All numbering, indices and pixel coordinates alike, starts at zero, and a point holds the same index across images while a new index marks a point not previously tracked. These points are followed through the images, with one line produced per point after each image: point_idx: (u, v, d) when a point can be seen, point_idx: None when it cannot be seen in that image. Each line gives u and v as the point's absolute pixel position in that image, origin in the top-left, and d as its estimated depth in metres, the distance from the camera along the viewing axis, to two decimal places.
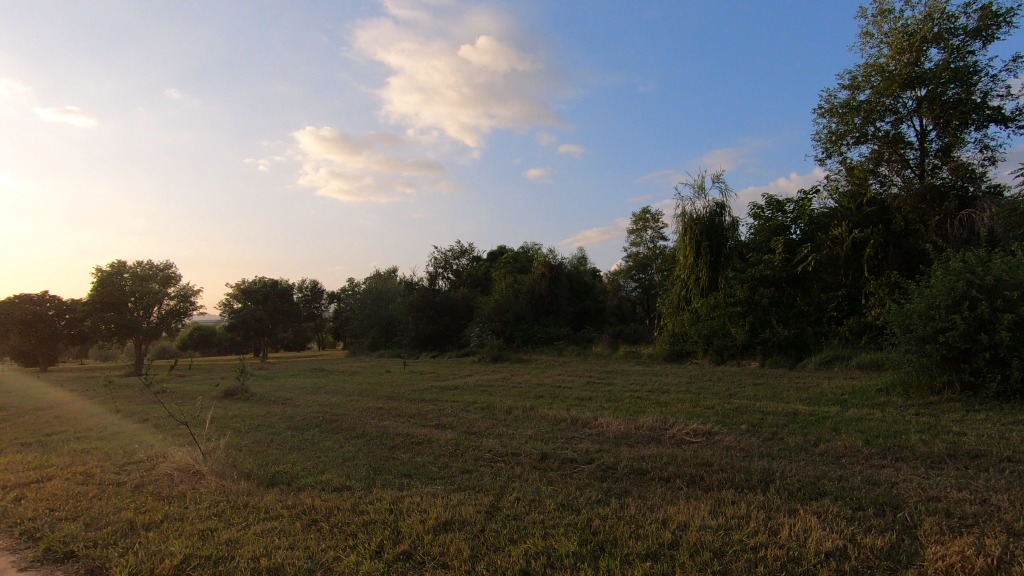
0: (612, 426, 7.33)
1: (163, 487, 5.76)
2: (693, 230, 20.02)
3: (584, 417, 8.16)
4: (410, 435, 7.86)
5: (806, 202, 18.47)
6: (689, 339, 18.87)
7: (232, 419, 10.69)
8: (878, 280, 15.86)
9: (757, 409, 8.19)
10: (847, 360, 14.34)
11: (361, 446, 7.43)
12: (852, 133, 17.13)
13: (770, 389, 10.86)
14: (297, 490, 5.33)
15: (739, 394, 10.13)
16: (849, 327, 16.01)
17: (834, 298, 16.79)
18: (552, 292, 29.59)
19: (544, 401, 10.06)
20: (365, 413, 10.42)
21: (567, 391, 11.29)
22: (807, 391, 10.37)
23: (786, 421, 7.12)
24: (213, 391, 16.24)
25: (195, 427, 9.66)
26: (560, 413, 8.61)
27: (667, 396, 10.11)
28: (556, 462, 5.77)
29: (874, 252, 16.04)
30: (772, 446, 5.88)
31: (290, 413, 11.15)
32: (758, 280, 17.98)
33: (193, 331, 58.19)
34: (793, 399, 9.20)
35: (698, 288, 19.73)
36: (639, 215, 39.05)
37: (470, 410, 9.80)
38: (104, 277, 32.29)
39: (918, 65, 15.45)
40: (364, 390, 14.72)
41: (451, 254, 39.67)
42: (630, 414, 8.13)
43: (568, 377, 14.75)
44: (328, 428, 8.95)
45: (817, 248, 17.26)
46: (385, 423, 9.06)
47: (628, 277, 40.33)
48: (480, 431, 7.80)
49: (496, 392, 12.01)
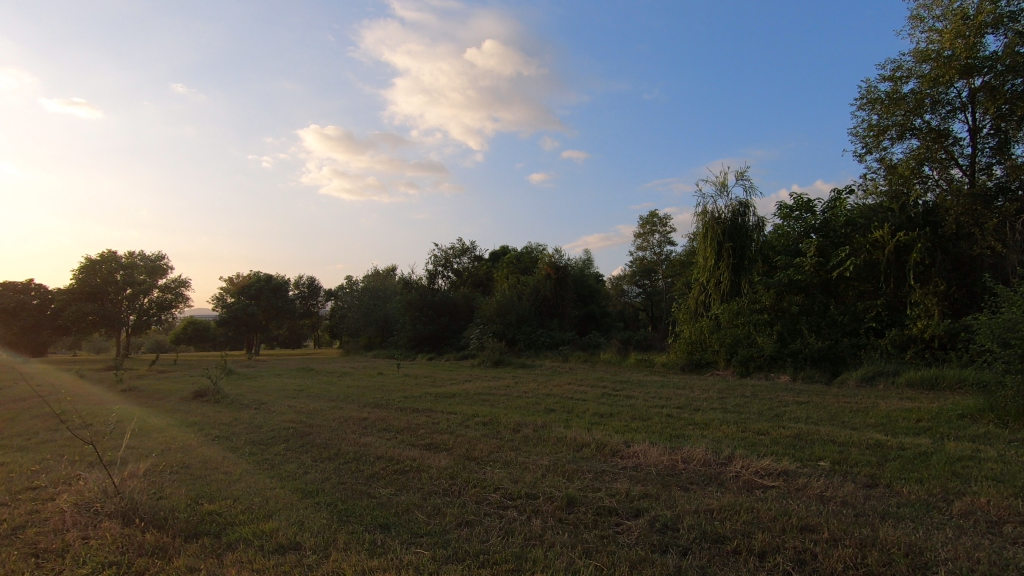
0: (651, 457, 5.76)
1: (45, 535, 4.16)
2: (714, 232, 18.54)
3: (613, 441, 6.59)
4: (395, 459, 6.29)
5: (840, 202, 16.95)
6: (709, 348, 17.32)
7: (191, 428, 9.13)
8: (924, 289, 14.29)
9: (826, 438, 6.61)
10: (894, 377, 12.76)
11: (332, 473, 5.86)
12: (895, 127, 15.61)
13: (822, 410, 9.29)
14: (224, 552, 3.74)
15: (789, 415, 8.57)
16: (891, 340, 14.37)
17: (872, 307, 15.15)
18: (557, 294, 27.98)
19: (558, 417, 8.51)
20: (345, 425, 8.84)
21: (583, 405, 9.72)
22: (867, 413, 8.81)
23: (878, 458, 5.56)
24: (184, 390, 14.67)
25: (139, 439, 8.04)
26: (582, 434, 7.03)
27: (703, 415, 8.54)
28: (588, 515, 4.19)
29: (921, 258, 14.45)
30: (885, 499, 4.31)
31: (260, 422, 9.57)
32: (787, 286, 16.45)
33: (185, 325, 56.59)
34: (860, 425, 7.65)
35: (719, 293, 18.23)
36: (647, 218, 37.50)
37: (469, 427, 8.21)
38: (87, 266, 30.45)
39: (976, 51, 13.87)
40: (349, 395, 13.12)
41: (451, 252, 38.10)
42: (670, 441, 6.57)
43: (580, 387, 13.15)
44: (296, 446, 7.36)
45: (854, 252, 15.69)
46: (367, 440, 7.46)
47: (633, 282, 38.83)
48: (482, 457, 6.22)
49: (500, 403, 10.42)
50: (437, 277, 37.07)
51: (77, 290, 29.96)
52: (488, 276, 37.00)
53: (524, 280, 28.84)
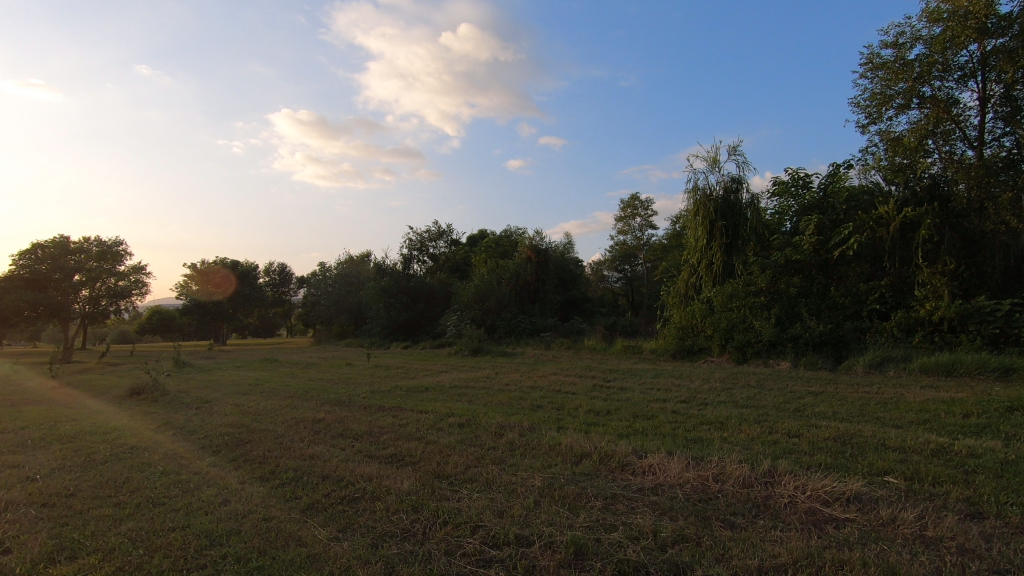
0: (672, 474, 4.51)
1: None
2: (706, 209, 17.48)
3: (619, 449, 5.30)
4: (345, 480, 4.91)
5: (840, 178, 16.00)
6: (701, 333, 16.28)
7: (108, 434, 7.61)
8: (932, 269, 13.33)
9: (874, 442, 5.44)
10: (904, 363, 11.82)
11: (258, 504, 4.46)
12: (900, 95, 14.55)
13: (844, 403, 8.15)
14: None
15: (812, 411, 7.41)
16: (896, 323, 13.32)
17: (876, 288, 14.12)
18: (538, 279, 26.69)
19: (548, 417, 7.23)
20: (294, 430, 7.41)
21: (574, 401, 8.45)
22: (897, 406, 7.72)
23: (961, 473, 4.39)
24: (122, 386, 12.98)
25: (31, 454, 6.48)
26: (579, 441, 5.73)
27: (715, 412, 7.33)
28: None
29: (929, 234, 13.51)
30: (1012, 543, 3.11)
31: (196, 426, 8.08)
32: (783, 268, 15.58)
33: (149, 315, 53.79)
34: (901, 422, 6.50)
35: (711, 275, 17.21)
36: (627, 201, 36.26)
37: (441, 430, 6.87)
38: (29, 251, 27.74)
39: (992, 10, 12.83)
40: (309, 390, 11.68)
41: (426, 236, 36.48)
42: (689, 449, 5.32)
43: (568, 378, 11.89)
44: (227, 460, 5.93)
45: (857, 230, 14.73)
46: (316, 451, 6.08)
47: (613, 267, 37.62)
48: (457, 476, 4.91)
49: (478, 399, 9.11)
50: (412, 261, 35.45)
51: (18, 276, 27.21)
52: (466, 261, 35.54)
53: (504, 264, 27.41)
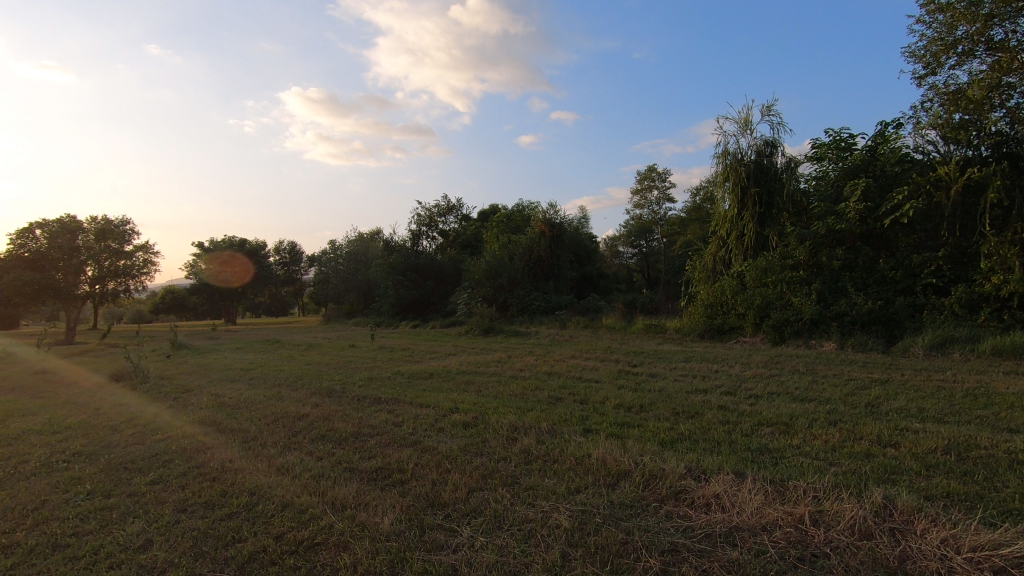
0: (752, 511, 3.26)
1: None
2: (737, 175, 15.95)
3: (669, 467, 4.05)
4: (310, 512, 3.73)
5: (891, 137, 14.39)
6: (732, 311, 14.99)
7: (58, 433, 6.56)
8: (1000, 237, 11.63)
9: (1006, 459, 4.11)
10: (970, 345, 10.41)
11: (188, 550, 3.29)
12: (966, 40, 12.82)
13: (924, 396, 6.78)
14: None
15: (892, 408, 6.08)
16: (957, 298, 11.84)
17: (931, 260, 12.61)
18: (552, 254, 25.34)
19: (570, 416, 5.99)
20: (271, 430, 6.27)
21: (599, 393, 7.21)
22: (997, 402, 6.30)
23: None
24: (104, 372, 11.96)
25: None
26: (614, 453, 4.46)
27: (772, 409, 6.05)
28: None
29: (999, 198, 11.84)
30: None
31: (162, 423, 7.00)
32: (824, 238, 14.10)
33: (162, 295, 53.45)
34: (1015, 425, 5.16)
35: (742, 248, 15.79)
36: (644, 173, 34.41)
37: (441, 433, 5.68)
38: (27, 231, 26.68)
39: None
40: (303, 378, 10.59)
41: (436, 211, 35.13)
42: (762, 469, 4.02)
43: (587, 362, 10.65)
44: (176, 475, 4.79)
45: (911, 195, 13.11)
46: (287, 462, 4.93)
47: (628, 243, 36.04)
48: (457, 507, 3.69)
49: (488, 389, 7.92)
50: (421, 238, 34.14)
51: (19, 258, 26.18)
52: (477, 237, 34.24)
53: (516, 239, 26.06)
